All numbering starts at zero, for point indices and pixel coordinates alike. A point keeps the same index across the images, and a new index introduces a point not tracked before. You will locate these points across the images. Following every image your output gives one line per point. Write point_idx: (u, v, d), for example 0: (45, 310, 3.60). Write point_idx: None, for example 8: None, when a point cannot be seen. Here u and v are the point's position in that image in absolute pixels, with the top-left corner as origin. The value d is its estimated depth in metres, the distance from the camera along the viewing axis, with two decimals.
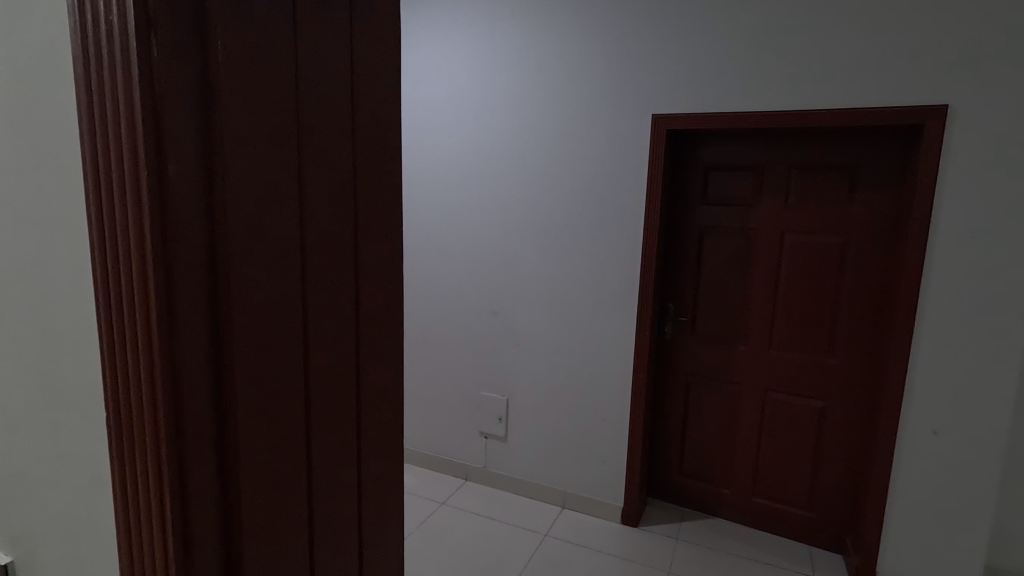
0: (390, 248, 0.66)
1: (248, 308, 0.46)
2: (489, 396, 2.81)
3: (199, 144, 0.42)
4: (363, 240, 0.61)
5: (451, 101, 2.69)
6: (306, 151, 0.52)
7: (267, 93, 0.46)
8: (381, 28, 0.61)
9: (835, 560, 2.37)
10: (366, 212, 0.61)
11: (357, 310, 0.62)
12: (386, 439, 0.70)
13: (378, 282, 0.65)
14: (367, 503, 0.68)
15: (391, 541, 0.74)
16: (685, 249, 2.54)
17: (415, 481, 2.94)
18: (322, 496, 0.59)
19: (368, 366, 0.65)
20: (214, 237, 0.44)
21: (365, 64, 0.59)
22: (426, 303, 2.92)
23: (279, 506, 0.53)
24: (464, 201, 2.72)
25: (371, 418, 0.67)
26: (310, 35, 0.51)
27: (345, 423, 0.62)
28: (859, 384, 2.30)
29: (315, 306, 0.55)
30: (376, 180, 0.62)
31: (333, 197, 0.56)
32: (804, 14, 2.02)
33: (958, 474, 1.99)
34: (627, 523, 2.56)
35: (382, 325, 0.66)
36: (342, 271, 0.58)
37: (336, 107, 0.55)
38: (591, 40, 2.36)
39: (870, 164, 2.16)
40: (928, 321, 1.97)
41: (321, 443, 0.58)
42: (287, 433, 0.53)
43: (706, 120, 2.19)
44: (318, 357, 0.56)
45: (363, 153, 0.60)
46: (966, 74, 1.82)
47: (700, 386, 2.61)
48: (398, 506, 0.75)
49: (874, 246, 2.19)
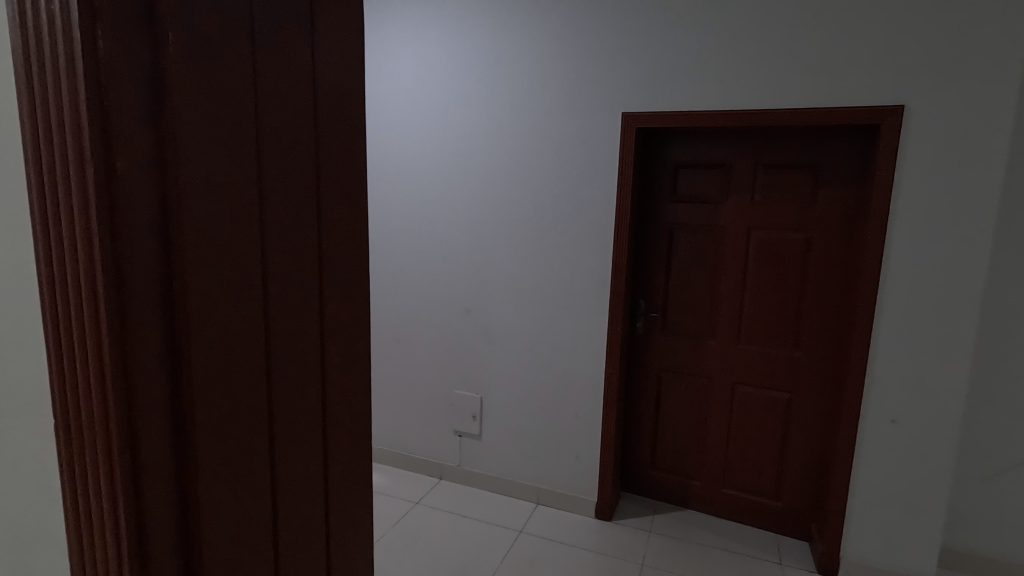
0: (355, 248, 0.66)
1: (204, 308, 0.45)
2: (462, 395, 2.80)
3: (150, 140, 0.40)
4: (327, 241, 0.61)
5: (420, 97, 2.67)
6: (266, 149, 0.51)
7: (224, 91, 0.45)
8: (343, 29, 0.60)
9: (800, 547, 2.45)
10: (330, 212, 0.61)
11: (322, 309, 0.61)
12: (353, 438, 0.70)
13: (343, 283, 0.64)
14: (335, 505, 0.67)
15: (360, 540, 0.74)
16: (655, 246, 2.57)
17: (388, 481, 2.92)
18: (287, 497, 0.58)
19: (334, 367, 0.64)
20: (167, 234, 0.42)
21: (326, 63, 0.58)
22: (397, 302, 2.89)
23: (241, 509, 0.51)
24: (436, 199, 2.70)
25: (337, 420, 0.66)
26: (267, 32, 0.50)
27: (310, 424, 0.61)
28: (822, 376, 2.37)
29: (277, 306, 0.54)
30: (340, 180, 0.62)
31: (296, 197, 0.55)
32: (767, 16, 2.06)
33: (915, 461, 2.08)
34: (600, 517, 2.59)
35: (348, 326, 0.66)
36: (305, 271, 0.58)
37: (297, 105, 0.54)
38: (561, 38, 2.37)
39: (831, 163, 2.23)
40: (887, 315, 2.04)
41: (284, 444, 0.57)
42: (248, 436, 0.51)
43: (674, 119, 2.22)
44: (281, 357, 0.55)
45: (325, 153, 0.59)
46: (919, 76, 1.89)
47: (671, 381, 2.65)
48: (366, 505, 0.74)
49: (835, 243, 2.26)
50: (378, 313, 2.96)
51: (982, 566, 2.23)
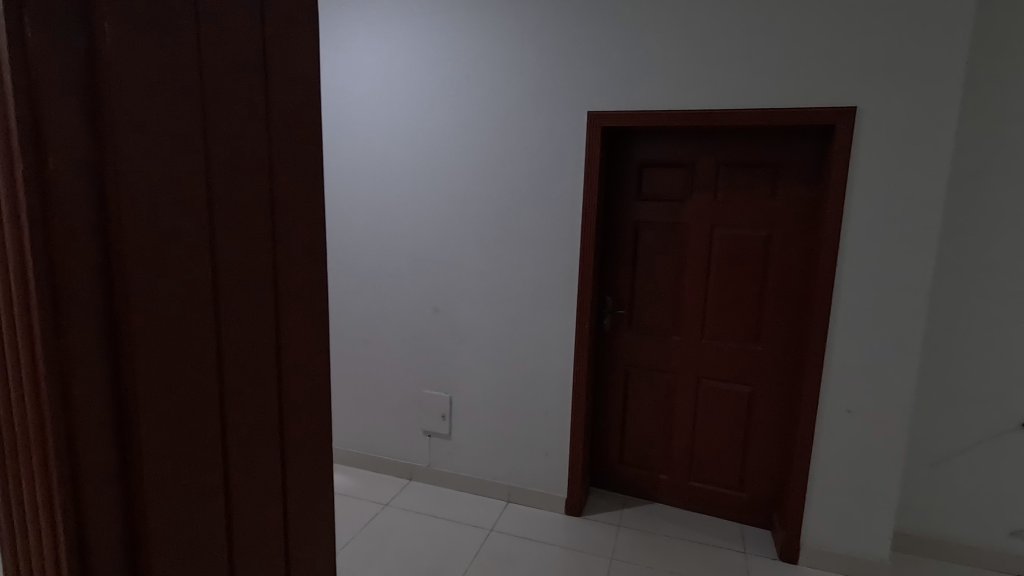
0: (312, 247, 0.62)
1: (149, 317, 0.41)
2: (431, 394, 2.78)
3: (88, 135, 0.37)
4: (283, 239, 0.57)
5: (383, 94, 2.63)
6: (215, 139, 0.47)
7: (166, 76, 0.41)
8: (299, 20, 0.57)
9: (763, 536, 2.52)
10: (285, 206, 0.57)
11: (279, 314, 0.57)
12: (312, 445, 0.66)
13: (300, 282, 0.60)
14: (295, 516, 0.64)
15: (322, 548, 0.71)
16: (622, 244, 2.60)
17: (356, 483, 2.88)
18: (243, 514, 0.54)
19: (292, 372, 0.60)
20: (108, 237, 0.38)
21: (280, 54, 0.55)
22: (362, 302, 2.85)
23: (194, 531, 0.47)
24: (402, 198, 2.67)
25: (295, 426, 0.62)
26: (216, 21, 0.46)
27: (268, 434, 0.57)
28: (782, 369, 2.44)
29: (229, 312, 0.50)
30: (297, 177, 0.58)
31: (248, 191, 0.51)
32: (730, 18, 2.10)
33: (869, 448, 2.16)
34: (570, 513, 2.62)
35: (306, 329, 0.62)
36: (260, 273, 0.54)
37: (249, 97, 0.51)
38: (527, 36, 2.37)
39: (790, 162, 2.29)
40: (842, 309, 2.11)
41: (240, 459, 0.53)
42: (200, 453, 0.47)
43: (639, 118, 2.25)
44: (235, 367, 0.51)
45: (279, 144, 0.55)
46: (871, 79, 1.97)
47: (638, 377, 2.69)
48: (328, 511, 0.71)
49: (793, 239, 2.33)
50: (343, 314, 2.91)
51: (933, 548, 2.34)
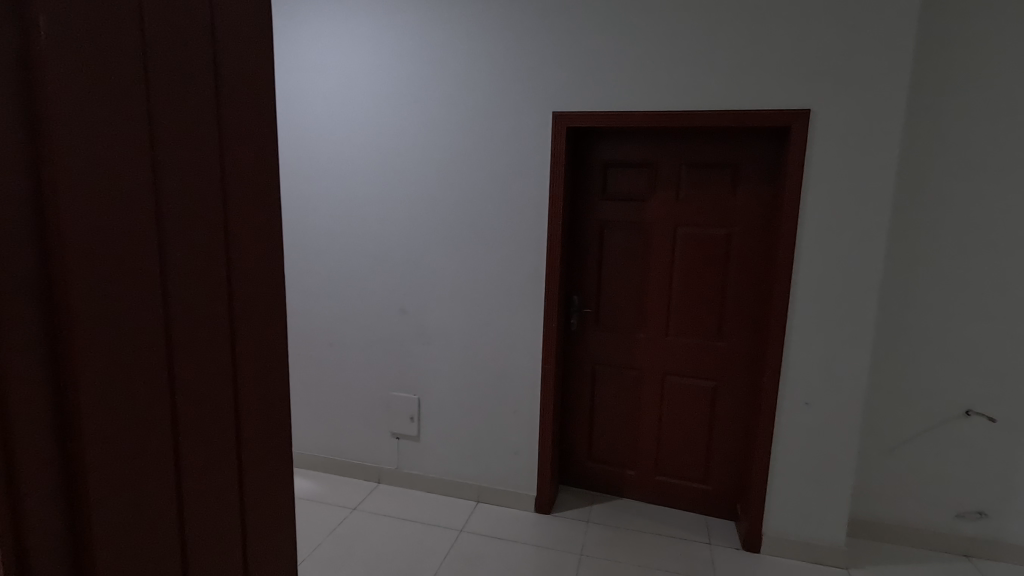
0: (268, 243, 0.61)
1: (92, 320, 0.40)
2: (399, 396, 2.76)
3: (23, 134, 0.35)
4: (236, 234, 0.56)
5: (345, 95, 2.59)
6: (161, 127, 0.46)
7: (107, 63, 0.40)
8: (250, 14, 0.56)
9: (727, 527, 2.59)
10: (238, 201, 0.56)
11: (232, 314, 0.56)
12: (269, 448, 0.65)
13: (256, 278, 0.59)
14: (253, 520, 0.63)
15: (283, 551, 0.70)
16: (588, 244, 2.63)
17: (323, 488, 2.83)
18: (196, 521, 0.53)
19: (248, 372, 0.59)
20: (44, 239, 0.37)
21: (231, 51, 0.54)
22: (327, 305, 2.80)
23: (143, 541, 0.46)
24: (367, 198, 2.63)
25: (251, 424, 0.61)
26: (158, 16, 0.45)
27: (222, 437, 0.56)
28: (743, 363, 2.51)
29: (177, 312, 0.49)
30: (250, 176, 0.57)
31: (199, 182, 0.50)
32: (690, 19, 2.14)
33: (826, 438, 2.24)
34: (540, 511, 2.64)
35: (262, 328, 0.61)
36: (212, 274, 0.53)
37: (197, 95, 0.49)
38: (492, 35, 2.37)
39: (748, 162, 2.36)
40: (799, 305, 2.19)
41: (192, 464, 0.52)
42: (148, 459, 0.46)
43: (603, 118, 2.28)
44: (185, 371, 0.50)
45: (231, 138, 0.54)
46: (823, 82, 2.05)
47: (605, 374, 2.72)
48: (288, 513, 0.71)
49: (752, 238, 2.40)
50: (307, 316, 2.85)
51: (885, 532, 2.45)
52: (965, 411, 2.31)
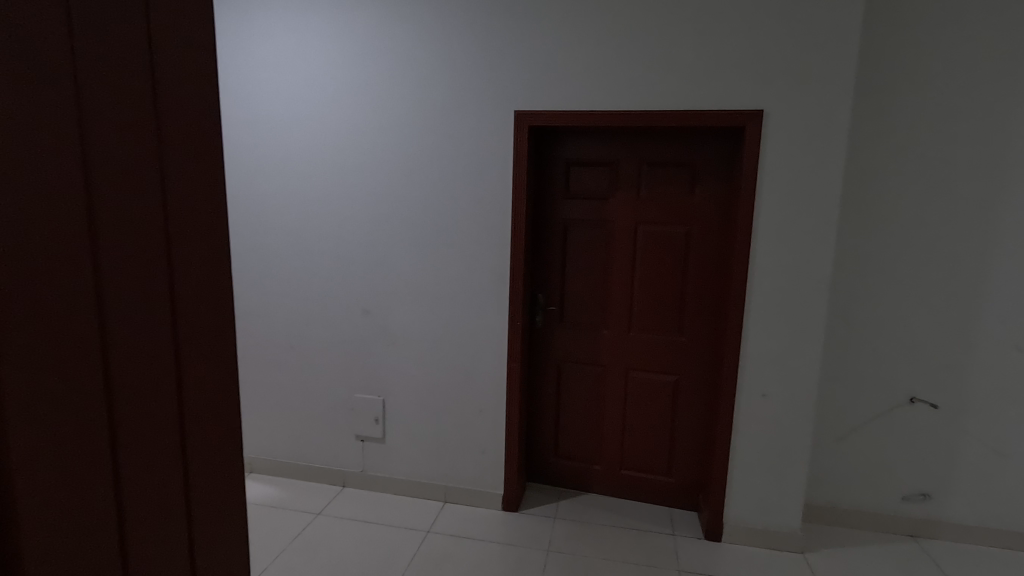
0: (211, 243, 0.66)
1: (22, 318, 0.43)
2: (363, 398, 2.72)
3: None
4: (177, 239, 0.60)
5: (299, 95, 2.55)
6: (93, 135, 0.49)
7: (36, 77, 0.43)
8: (189, 30, 0.60)
9: (690, 517, 2.65)
10: (178, 205, 0.60)
11: (175, 311, 0.60)
12: (215, 437, 0.69)
13: (199, 279, 0.64)
14: (198, 503, 0.67)
15: (227, 534, 0.74)
16: (551, 242, 2.65)
17: (285, 494, 2.77)
18: (134, 505, 0.57)
19: (190, 364, 0.64)
20: None
21: (170, 67, 0.58)
22: (287, 307, 2.74)
23: (79, 522, 0.49)
24: (327, 199, 2.59)
25: (196, 415, 0.65)
26: (89, 34, 0.48)
27: (166, 425, 0.60)
28: (704, 358, 2.58)
29: (115, 310, 0.52)
30: (188, 182, 0.61)
31: (138, 186, 0.54)
32: (648, 21, 2.18)
33: (781, 428, 2.32)
34: (507, 508, 2.65)
35: (205, 324, 0.66)
36: (153, 273, 0.57)
37: (136, 107, 0.53)
38: (452, 34, 2.36)
39: (706, 162, 2.42)
40: (755, 300, 2.26)
41: (131, 451, 0.56)
42: (84, 447, 0.49)
43: (565, 117, 2.30)
44: (123, 366, 0.54)
45: (170, 146, 0.58)
46: (776, 84, 2.12)
47: (570, 371, 2.75)
48: (234, 497, 0.75)
49: (711, 235, 2.46)
50: (266, 319, 2.78)
51: (839, 517, 2.55)
52: (910, 398, 2.43)
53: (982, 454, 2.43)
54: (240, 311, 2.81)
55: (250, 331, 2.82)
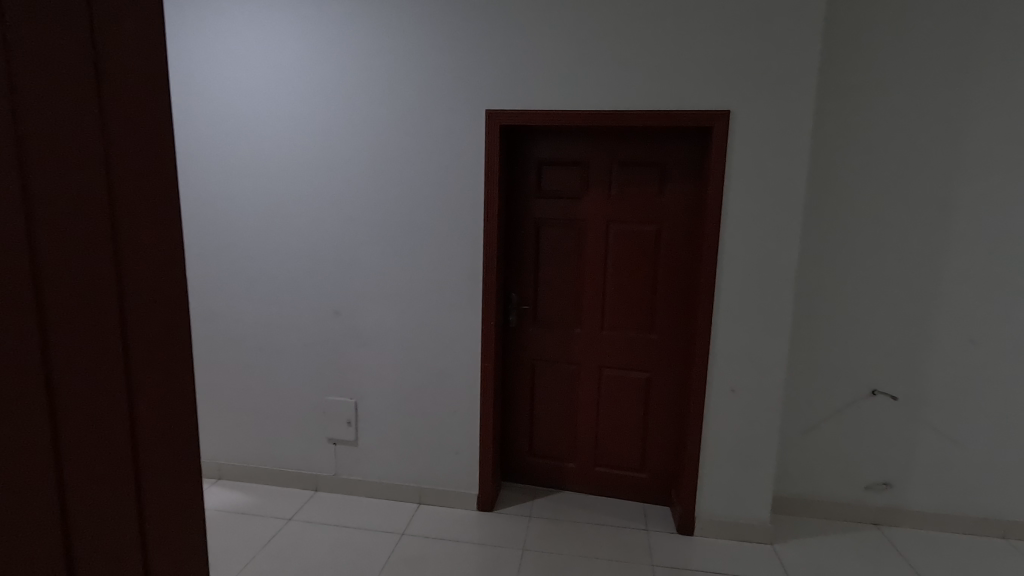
0: (161, 248, 0.72)
1: None
2: (335, 400, 2.68)
3: None
4: (123, 245, 0.66)
5: (264, 94, 2.49)
6: (31, 137, 0.54)
7: None
8: (136, 57, 0.66)
9: (663, 512, 2.68)
10: (126, 214, 0.66)
11: (123, 310, 0.66)
12: (165, 427, 0.75)
13: (147, 281, 0.69)
14: (149, 490, 0.72)
15: (176, 524, 0.78)
16: (524, 242, 2.65)
17: (255, 500, 2.71)
18: (78, 488, 0.61)
19: (140, 359, 0.69)
20: None
21: (117, 90, 0.64)
22: (254, 309, 2.68)
23: (14, 502, 0.54)
24: (298, 198, 2.54)
25: (146, 404, 0.71)
26: (33, 63, 0.54)
27: (116, 415, 0.66)
28: (675, 354, 2.61)
29: (54, 308, 0.57)
30: (136, 192, 0.67)
31: (81, 194, 0.59)
32: (616, 22, 2.20)
33: (750, 422, 2.37)
34: (482, 509, 2.64)
35: (156, 323, 0.71)
36: (101, 275, 0.62)
37: (83, 127, 0.59)
38: (421, 32, 2.34)
39: (675, 161, 2.46)
40: (724, 297, 2.30)
41: (74, 439, 0.61)
42: (24, 433, 0.54)
43: (535, 116, 2.30)
44: (66, 360, 0.59)
45: (117, 153, 0.64)
46: (740, 86, 2.16)
47: (543, 370, 2.76)
48: (186, 487, 0.80)
49: (681, 233, 2.50)
50: (234, 323, 2.72)
51: (805, 508, 2.61)
52: (871, 391, 2.50)
53: (939, 444, 2.51)
54: (205, 314, 2.74)
55: (216, 335, 2.75)
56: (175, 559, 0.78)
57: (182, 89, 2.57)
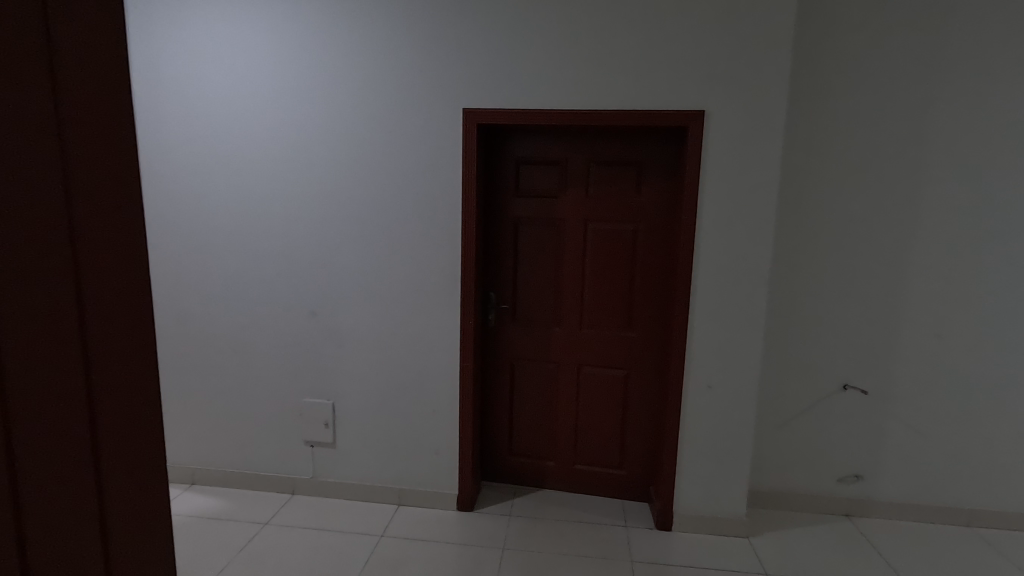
0: (123, 248, 0.69)
1: None
2: (312, 402, 2.64)
3: None
4: (82, 245, 0.63)
5: (235, 91, 2.44)
6: None
7: None
8: (94, 51, 0.64)
9: (642, 508, 2.70)
10: (83, 212, 0.63)
11: (81, 311, 0.64)
12: (127, 432, 0.72)
13: (107, 282, 0.67)
14: (110, 495, 0.70)
15: (139, 531, 0.76)
16: (502, 240, 2.64)
17: (230, 505, 2.66)
18: (32, 497, 0.59)
19: (99, 363, 0.67)
20: None
21: (73, 84, 0.62)
22: (228, 310, 2.63)
23: None
24: (272, 196, 2.49)
25: (106, 411, 0.68)
26: None
27: (75, 420, 0.64)
28: (652, 351, 2.63)
29: (8, 310, 0.55)
30: (96, 191, 0.65)
31: (35, 192, 0.57)
32: (593, 21, 2.21)
33: (726, 418, 2.40)
34: (462, 509, 2.63)
35: (119, 324, 0.69)
36: (59, 275, 0.60)
37: (38, 123, 0.57)
38: (397, 28, 2.31)
39: (652, 160, 2.48)
40: (700, 294, 2.33)
41: (29, 447, 0.58)
42: None
43: (513, 115, 2.30)
44: (20, 364, 0.56)
45: (76, 149, 0.62)
46: (715, 86, 2.18)
47: (522, 368, 2.76)
48: (151, 492, 0.78)
49: (657, 232, 2.52)
50: (208, 324, 2.66)
51: (780, 501, 2.66)
52: (843, 385, 2.56)
53: (908, 436, 2.58)
54: (176, 316, 2.67)
55: (188, 336, 2.69)
56: (138, 564, 0.76)
57: (149, 85, 2.50)
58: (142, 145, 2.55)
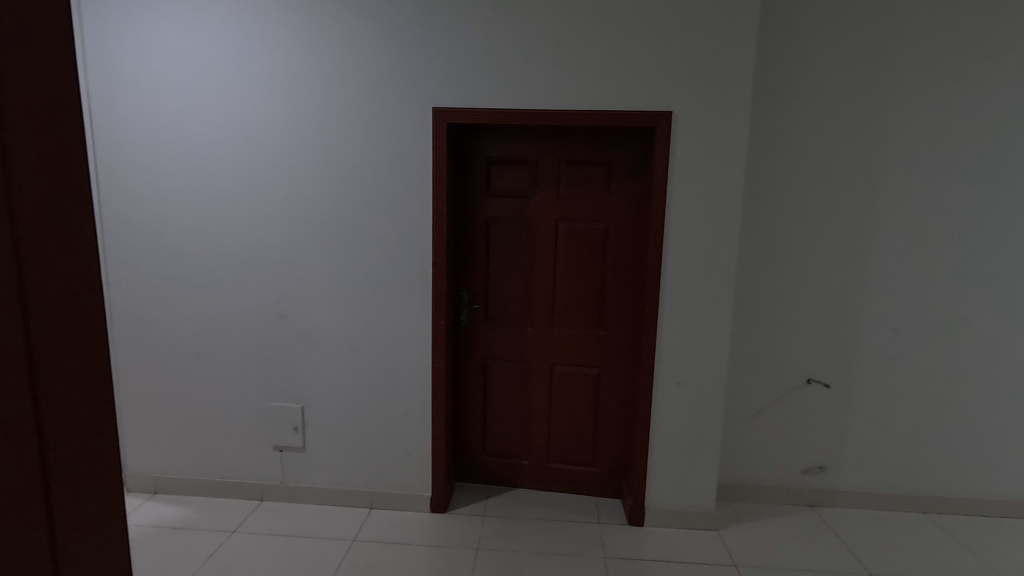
0: (74, 254, 0.64)
1: None
2: (281, 405, 2.59)
3: None
4: (26, 248, 0.58)
5: (195, 86, 2.37)
6: None
7: None
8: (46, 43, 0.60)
9: (615, 505, 2.73)
10: (28, 214, 0.58)
11: (26, 320, 0.58)
12: (81, 446, 0.66)
13: (57, 289, 0.62)
14: (62, 514, 0.64)
15: (97, 551, 0.70)
16: (474, 240, 2.64)
17: (194, 513, 2.58)
18: None
19: (48, 376, 0.61)
20: None
21: (19, 79, 0.57)
22: (191, 313, 2.55)
23: None
24: (236, 195, 2.43)
25: (55, 426, 0.63)
26: None
27: (19, 437, 0.58)
28: (624, 349, 2.66)
29: None
30: (42, 192, 0.60)
31: None
32: (562, 21, 2.21)
33: (695, 413, 2.44)
34: (436, 510, 2.61)
35: (70, 335, 0.64)
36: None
37: None
38: (365, 24, 2.28)
39: (621, 160, 2.50)
40: (669, 292, 2.36)
41: None
42: None
43: (483, 115, 2.29)
44: None
45: (17, 147, 0.57)
46: (681, 87, 2.22)
47: (495, 368, 2.75)
48: (111, 507, 0.72)
49: (627, 231, 2.55)
50: (170, 327, 2.58)
51: (748, 493, 2.72)
52: (806, 379, 2.64)
53: (869, 428, 2.67)
54: (136, 319, 2.58)
55: (149, 340, 2.60)
56: None
57: (106, 81, 2.41)
58: (98, 141, 2.46)
